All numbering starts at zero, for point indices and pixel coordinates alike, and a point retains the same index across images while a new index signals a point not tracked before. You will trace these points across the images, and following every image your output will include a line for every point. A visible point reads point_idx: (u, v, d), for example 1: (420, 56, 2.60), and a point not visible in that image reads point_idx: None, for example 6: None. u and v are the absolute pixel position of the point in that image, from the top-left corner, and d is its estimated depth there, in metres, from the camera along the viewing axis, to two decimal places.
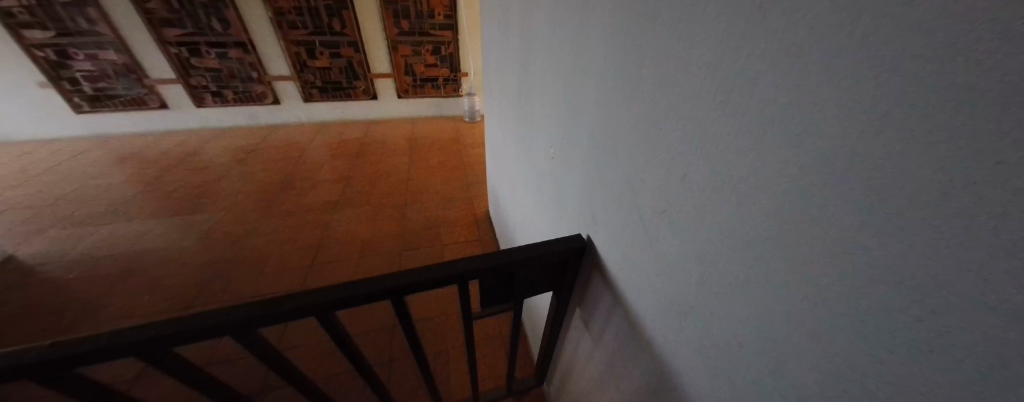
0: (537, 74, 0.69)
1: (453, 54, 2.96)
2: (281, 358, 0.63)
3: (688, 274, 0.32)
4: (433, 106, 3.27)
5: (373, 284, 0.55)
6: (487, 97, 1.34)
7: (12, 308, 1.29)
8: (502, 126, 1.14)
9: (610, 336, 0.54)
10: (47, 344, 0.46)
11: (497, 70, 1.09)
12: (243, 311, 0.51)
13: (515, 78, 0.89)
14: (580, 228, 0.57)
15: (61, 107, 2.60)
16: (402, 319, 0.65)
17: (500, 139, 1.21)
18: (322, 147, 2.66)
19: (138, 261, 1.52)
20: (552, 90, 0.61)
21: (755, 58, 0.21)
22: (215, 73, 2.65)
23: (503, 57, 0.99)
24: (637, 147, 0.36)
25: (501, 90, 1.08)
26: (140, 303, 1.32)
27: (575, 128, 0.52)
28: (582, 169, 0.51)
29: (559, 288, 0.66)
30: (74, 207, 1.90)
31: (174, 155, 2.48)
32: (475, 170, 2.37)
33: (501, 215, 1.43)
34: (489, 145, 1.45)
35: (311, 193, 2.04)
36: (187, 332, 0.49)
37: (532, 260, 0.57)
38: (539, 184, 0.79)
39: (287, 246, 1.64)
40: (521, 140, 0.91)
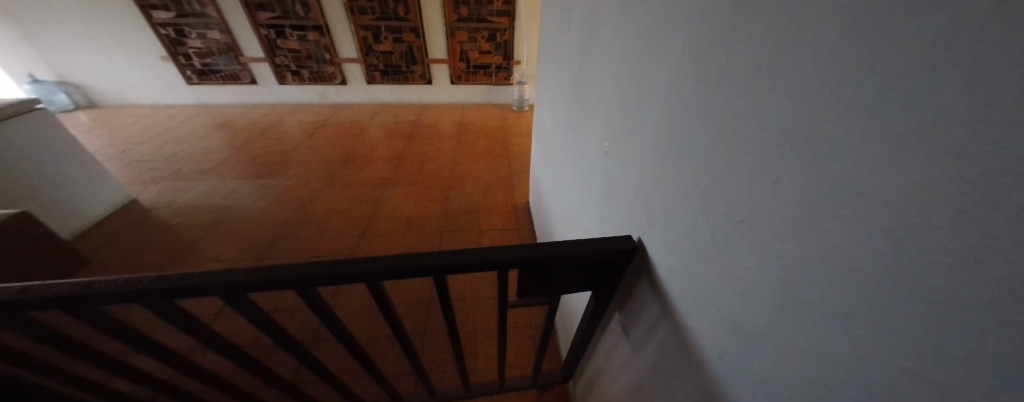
0: (599, 61, 0.65)
1: (508, 41, 2.95)
2: (332, 316, 0.69)
3: (758, 295, 0.28)
4: (483, 94, 3.30)
5: (417, 261, 0.57)
6: (540, 86, 1.31)
7: (135, 241, 1.59)
8: (554, 116, 1.11)
9: (653, 348, 0.51)
10: (154, 276, 0.55)
11: (554, 58, 1.06)
12: (301, 270, 0.56)
13: (572, 67, 0.86)
14: (631, 229, 0.54)
15: (177, 79, 3.07)
16: (441, 297, 0.68)
17: (549, 129, 1.19)
18: (380, 127, 2.84)
19: (226, 215, 1.77)
20: (615, 79, 0.57)
21: (900, 45, 0.17)
22: (295, 53, 2.94)
23: (561, 45, 0.96)
24: (713, 146, 0.32)
25: (555, 79, 1.05)
26: (226, 250, 1.54)
27: (638, 120, 0.48)
28: (643, 167, 0.47)
29: (599, 289, 0.63)
30: (182, 164, 2.26)
31: (259, 126, 2.83)
32: (519, 160, 2.37)
33: (542, 207, 1.41)
34: (537, 135, 1.43)
35: (368, 169, 2.20)
36: (258, 281, 0.55)
37: (576, 257, 0.55)
38: (588, 178, 0.76)
39: (343, 215, 1.79)
40: (573, 132, 0.88)
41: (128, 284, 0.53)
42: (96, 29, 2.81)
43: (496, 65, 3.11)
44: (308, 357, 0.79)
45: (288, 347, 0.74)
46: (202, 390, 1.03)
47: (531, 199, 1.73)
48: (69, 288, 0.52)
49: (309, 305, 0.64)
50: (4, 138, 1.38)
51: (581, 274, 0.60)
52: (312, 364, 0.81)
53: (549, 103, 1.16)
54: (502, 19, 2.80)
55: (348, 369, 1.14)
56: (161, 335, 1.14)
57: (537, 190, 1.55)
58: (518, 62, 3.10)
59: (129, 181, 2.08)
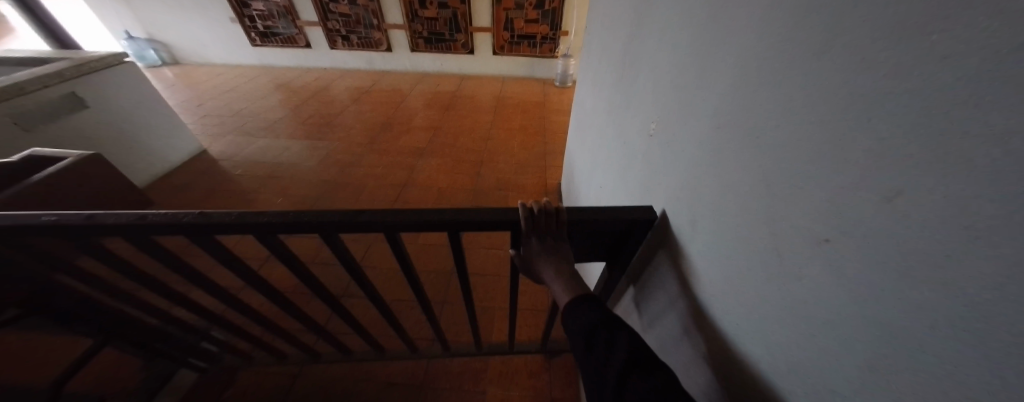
0: (658, 22, 0.54)
1: (557, 10, 2.74)
2: (358, 270, 0.71)
3: (806, 305, 0.25)
4: (525, 66, 3.17)
5: (439, 218, 0.55)
6: (584, 59, 1.20)
7: (204, 188, 1.79)
8: (596, 88, 1.01)
9: (668, 321, 0.51)
10: (197, 214, 0.58)
11: (602, 22, 0.94)
12: (325, 218, 0.56)
13: (622, 31, 0.75)
14: (664, 218, 0.49)
15: (243, 40, 3.29)
16: (459, 261, 0.67)
17: (590, 103, 1.09)
18: (420, 96, 2.86)
19: (278, 171, 1.92)
20: (674, 46, 0.47)
21: None
22: (346, 18, 3.01)
23: (612, 6, 0.84)
24: (773, 129, 0.27)
25: (602, 46, 0.94)
26: (275, 204, 1.69)
27: (685, 97, 0.43)
28: (684, 151, 0.42)
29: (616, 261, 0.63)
30: (245, 121, 2.47)
31: (311, 89, 2.99)
32: (555, 138, 2.28)
33: (573, 190, 1.35)
34: (575, 112, 1.34)
35: (405, 137, 2.24)
36: (293, 224, 0.57)
37: (597, 223, 0.52)
38: (626, 159, 0.68)
39: (379, 181, 1.86)
40: (616, 107, 0.78)
41: (176, 218, 0.57)
42: None
43: (542, 35, 2.93)
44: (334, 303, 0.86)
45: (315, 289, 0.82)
46: (250, 326, 1.17)
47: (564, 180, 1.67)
48: (129, 218, 0.56)
49: (334, 252, 0.67)
50: (98, 88, 1.57)
51: (597, 243, 0.58)
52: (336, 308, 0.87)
53: (593, 74, 1.05)
54: None
55: (376, 325, 1.22)
56: (217, 278, 1.28)
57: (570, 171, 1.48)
58: (565, 32, 2.89)
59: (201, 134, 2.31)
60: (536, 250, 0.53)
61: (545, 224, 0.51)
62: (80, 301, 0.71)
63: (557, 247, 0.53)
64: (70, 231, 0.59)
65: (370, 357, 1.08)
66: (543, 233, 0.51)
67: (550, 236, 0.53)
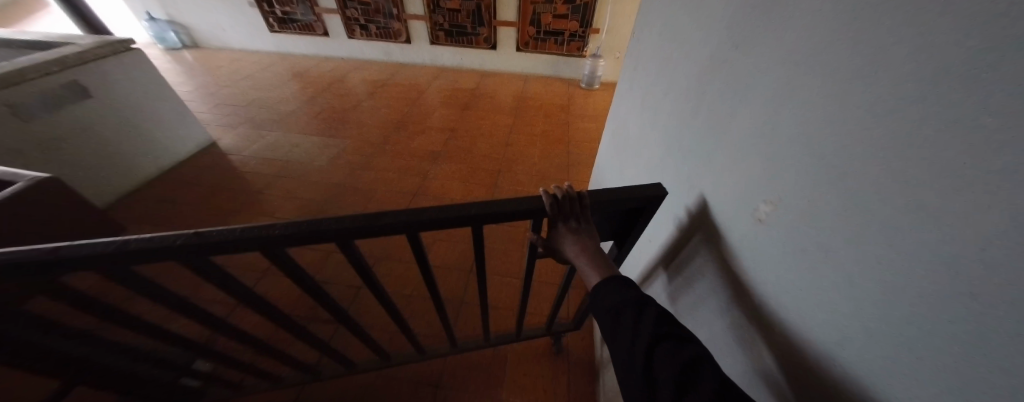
0: (780, 36, 0.38)
1: (589, 5, 2.53)
2: (369, 270, 0.75)
3: (861, 287, 0.30)
4: (550, 65, 2.98)
5: (454, 214, 0.61)
6: (626, 68, 1.05)
7: (212, 184, 1.73)
8: (648, 106, 0.84)
9: (706, 285, 0.58)
10: (193, 235, 0.55)
11: (660, 28, 0.78)
12: (344, 224, 0.60)
13: (703, 42, 0.56)
14: (741, 237, 0.46)
15: (261, 25, 3.21)
16: (479, 253, 0.72)
17: (636, 121, 0.94)
18: (438, 92, 2.73)
19: (286, 169, 1.84)
20: (826, 79, 0.32)
21: None
22: (365, 6, 2.88)
23: (679, 10, 0.67)
24: (848, 141, 0.29)
25: (659, 54, 0.77)
26: (280, 207, 1.60)
27: (750, 104, 0.43)
28: (746, 156, 0.44)
29: (626, 235, 0.78)
30: (259, 112, 2.40)
31: (328, 79, 2.91)
32: (580, 148, 2.12)
33: None
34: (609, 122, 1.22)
35: (418, 138, 2.11)
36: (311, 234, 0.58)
37: (613, 202, 0.63)
38: (703, 203, 0.55)
39: (389, 186, 1.74)
40: (683, 134, 0.63)
41: (172, 240, 0.54)
42: None
43: (571, 32, 2.73)
44: (342, 311, 0.86)
45: (322, 301, 0.81)
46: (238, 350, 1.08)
47: None
48: (112, 245, 0.52)
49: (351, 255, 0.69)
50: (105, 76, 1.51)
51: (613, 215, 0.70)
52: (343, 316, 0.87)
53: (643, 88, 0.88)
54: None
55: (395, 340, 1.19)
56: (203, 298, 1.20)
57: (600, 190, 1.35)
58: (596, 30, 2.68)
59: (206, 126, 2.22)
60: (566, 234, 0.63)
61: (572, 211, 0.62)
62: (34, 351, 0.59)
63: (584, 230, 0.64)
64: (38, 270, 0.51)
65: (375, 366, 1.05)
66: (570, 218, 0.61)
67: (577, 221, 0.63)
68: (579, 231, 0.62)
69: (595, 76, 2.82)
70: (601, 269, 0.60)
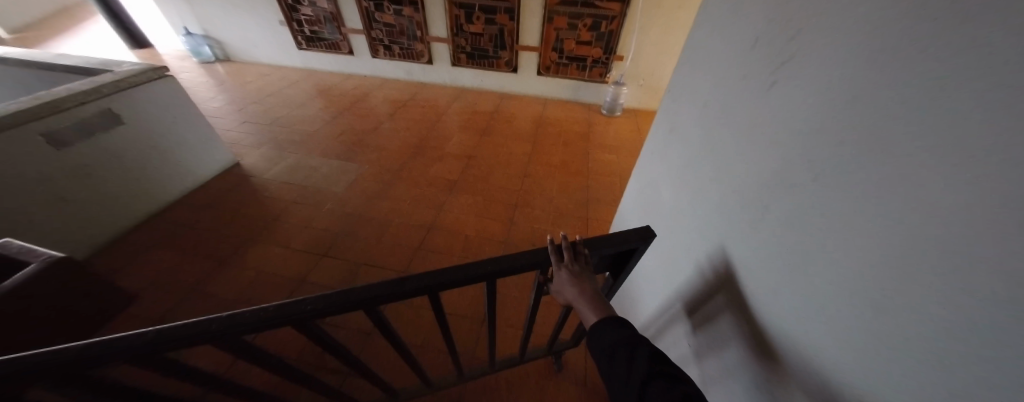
0: (862, 170, 0.34)
1: (614, 32, 2.48)
2: (390, 327, 0.77)
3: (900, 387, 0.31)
4: (571, 89, 2.93)
5: (471, 271, 0.63)
6: (659, 124, 1.00)
7: (231, 209, 1.74)
8: (688, 176, 0.77)
9: (733, 349, 0.59)
10: (227, 315, 0.55)
11: (706, 97, 0.71)
12: (372, 291, 0.59)
13: (769, 146, 0.48)
14: (776, 308, 0.47)
15: (289, 43, 3.30)
16: (491, 294, 0.75)
17: (671, 184, 0.87)
18: (457, 114, 2.73)
19: (302, 196, 1.83)
20: (964, 274, 0.26)
21: None
22: (390, 28, 2.92)
23: (731, 90, 0.61)
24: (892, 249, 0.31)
25: (707, 128, 0.69)
26: (295, 237, 1.59)
27: (789, 186, 0.44)
28: (786, 235, 0.45)
29: (620, 271, 0.82)
30: (282, 131, 2.44)
31: (351, 97, 2.96)
32: (599, 182, 2.03)
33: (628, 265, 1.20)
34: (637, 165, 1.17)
35: (435, 166, 2.09)
36: (341, 304, 0.59)
37: (609, 245, 0.68)
38: (767, 325, 0.50)
39: (404, 218, 1.71)
40: (739, 236, 0.56)
41: (206, 325, 0.53)
42: None
43: (593, 58, 2.67)
44: (359, 364, 0.84)
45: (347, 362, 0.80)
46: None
47: None
48: (144, 336, 0.51)
49: (372, 316, 0.71)
50: (139, 103, 1.55)
51: (608, 257, 0.74)
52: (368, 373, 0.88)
53: (683, 150, 0.81)
54: (614, 4, 2.35)
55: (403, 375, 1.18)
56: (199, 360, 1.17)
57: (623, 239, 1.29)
58: (620, 57, 2.62)
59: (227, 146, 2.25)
60: (564, 280, 0.63)
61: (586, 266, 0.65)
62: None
63: (585, 273, 0.65)
64: (68, 366, 0.50)
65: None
66: (572, 266, 0.63)
67: (578, 267, 0.64)
68: (578, 277, 0.63)
69: (616, 102, 2.76)
70: (598, 310, 0.61)
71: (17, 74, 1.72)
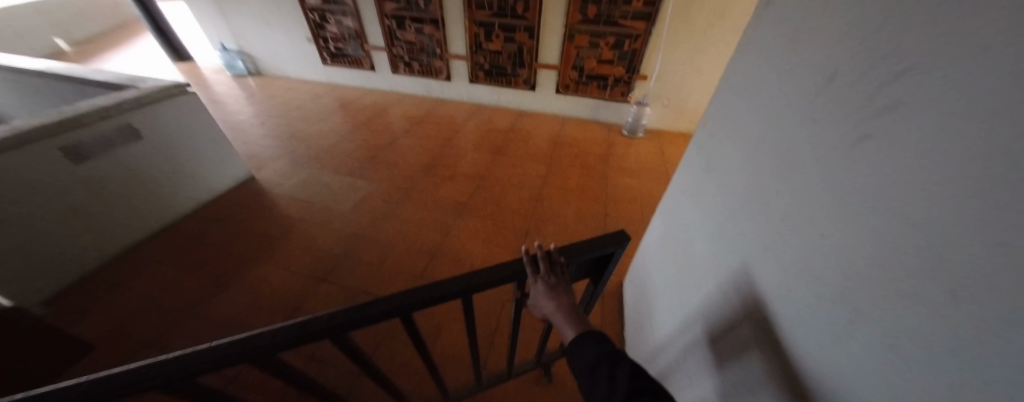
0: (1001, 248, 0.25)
1: (638, 51, 2.37)
2: (363, 355, 0.68)
3: None
4: (591, 108, 2.82)
5: (445, 289, 0.53)
6: (697, 158, 0.88)
7: (239, 225, 1.73)
8: (746, 241, 0.62)
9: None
10: (171, 356, 0.44)
11: (771, 142, 0.58)
12: (339, 318, 0.49)
13: (875, 233, 0.36)
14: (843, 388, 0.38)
15: (315, 59, 3.41)
16: (468, 311, 0.67)
17: (717, 239, 0.73)
18: (473, 132, 2.68)
19: (309, 214, 1.79)
20: None
21: None
22: (411, 46, 2.95)
23: (803, 137, 0.49)
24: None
25: (776, 186, 0.54)
26: (296, 259, 1.53)
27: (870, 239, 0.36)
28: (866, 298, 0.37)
29: (600, 275, 0.75)
30: (298, 145, 2.46)
31: (370, 112, 2.99)
32: (618, 209, 1.89)
33: (653, 312, 1.06)
34: (671, 200, 1.05)
35: (445, 187, 2.01)
36: (306, 335, 0.49)
37: (585, 254, 0.61)
38: None
39: (409, 243, 1.63)
40: (813, 338, 0.43)
41: (152, 371, 0.42)
42: (263, 10, 3.23)
43: (615, 77, 2.56)
44: (336, 395, 0.75)
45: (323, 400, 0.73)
46: None
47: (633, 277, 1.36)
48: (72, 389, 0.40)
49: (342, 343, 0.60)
50: (157, 117, 1.57)
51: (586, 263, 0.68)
52: None
53: (735, 202, 0.67)
54: (639, 22, 2.25)
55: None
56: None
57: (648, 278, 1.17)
58: (644, 76, 2.50)
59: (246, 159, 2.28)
60: (541, 292, 0.59)
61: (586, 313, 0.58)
62: None
63: (559, 285, 0.59)
64: None
65: None
66: (544, 280, 0.58)
67: (551, 279, 0.59)
68: (556, 290, 0.58)
69: (638, 123, 2.62)
70: (575, 324, 0.57)
71: (59, 88, 1.82)
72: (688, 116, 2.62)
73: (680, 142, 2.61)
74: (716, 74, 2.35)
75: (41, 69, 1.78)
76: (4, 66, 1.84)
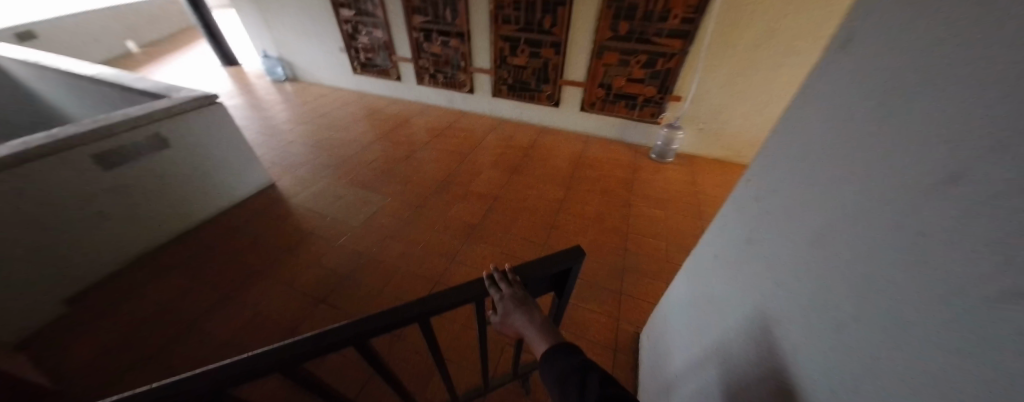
0: None
1: (672, 70, 2.21)
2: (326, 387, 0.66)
3: None
4: (616, 127, 2.67)
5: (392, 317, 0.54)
6: (732, 218, 0.74)
7: (250, 234, 1.74)
8: (805, 374, 0.45)
9: None
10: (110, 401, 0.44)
11: (841, 243, 0.41)
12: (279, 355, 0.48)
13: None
14: None
15: (346, 67, 3.50)
16: (427, 337, 0.67)
17: (761, 347, 0.55)
18: (491, 147, 2.61)
19: (319, 228, 1.78)
20: None
21: None
22: (436, 58, 2.95)
23: (879, 239, 0.36)
24: None
25: (861, 321, 0.37)
26: (300, 276, 1.51)
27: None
28: None
29: (563, 290, 0.76)
30: (320, 154, 2.50)
31: (394, 122, 3.01)
32: (639, 243, 1.72)
33: (670, 385, 0.91)
34: (698, 262, 0.89)
35: (457, 207, 1.93)
36: (244, 374, 0.47)
37: (544, 270, 0.62)
38: None
39: (412, 266, 1.57)
40: None
41: None
42: (301, 20, 3.37)
43: (645, 97, 2.40)
44: None
45: None
46: None
47: (649, 329, 1.20)
48: None
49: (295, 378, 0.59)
50: (185, 128, 1.63)
51: (546, 280, 0.69)
52: None
53: (789, 310, 0.50)
54: (675, 40, 2.09)
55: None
56: None
57: (666, 338, 1.02)
58: (678, 97, 2.32)
59: (269, 166, 2.35)
60: (509, 308, 0.59)
61: (571, 372, 0.53)
62: None
63: (523, 298, 0.61)
64: None
65: None
66: (509, 293, 0.59)
67: (516, 293, 0.60)
68: (523, 303, 0.59)
69: (668, 147, 2.44)
70: (545, 336, 0.58)
71: (110, 94, 1.96)
72: (726, 142, 2.40)
73: (715, 170, 2.38)
74: (761, 99, 2.13)
75: (94, 75, 1.93)
76: (67, 71, 2.02)
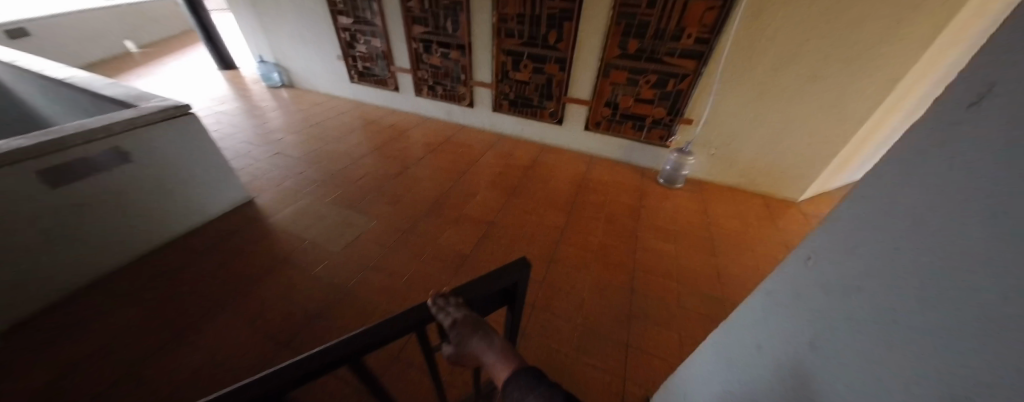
0: None
1: (684, 92, 2.07)
2: None
3: None
4: (623, 149, 2.53)
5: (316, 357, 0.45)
6: (783, 302, 0.58)
7: (217, 257, 1.58)
8: None
9: None
10: None
11: None
12: None
13: None
14: None
15: (343, 76, 3.39)
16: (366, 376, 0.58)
17: None
18: (489, 165, 2.46)
19: (296, 252, 1.62)
20: None
21: None
22: (436, 69, 2.83)
23: None
24: None
25: None
26: (266, 312, 1.34)
27: None
28: None
29: (516, 306, 0.71)
30: (306, 167, 2.36)
31: (389, 134, 2.88)
32: (647, 282, 1.55)
33: None
34: (730, 343, 0.73)
35: (448, 231, 1.77)
36: None
37: (493, 285, 0.57)
38: None
39: (394, 303, 1.39)
40: None
41: None
42: (299, 27, 3.27)
43: (654, 119, 2.27)
44: None
45: None
46: None
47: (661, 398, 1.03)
48: None
49: None
50: (151, 141, 1.49)
51: (496, 296, 0.63)
52: None
53: None
54: (688, 60, 1.96)
55: None
56: None
57: None
58: (689, 120, 2.18)
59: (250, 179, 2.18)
60: (463, 335, 0.53)
61: None
62: None
63: (474, 318, 0.54)
64: None
65: None
66: (459, 314, 0.52)
67: (466, 313, 0.53)
68: (478, 328, 0.53)
69: (678, 173, 2.30)
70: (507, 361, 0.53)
71: (81, 100, 1.83)
72: (739, 168, 2.25)
73: (727, 198, 2.24)
74: (779, 125, 1.99)
75: (65, 78, 1.80)
76: (38, 73, 1.89)
